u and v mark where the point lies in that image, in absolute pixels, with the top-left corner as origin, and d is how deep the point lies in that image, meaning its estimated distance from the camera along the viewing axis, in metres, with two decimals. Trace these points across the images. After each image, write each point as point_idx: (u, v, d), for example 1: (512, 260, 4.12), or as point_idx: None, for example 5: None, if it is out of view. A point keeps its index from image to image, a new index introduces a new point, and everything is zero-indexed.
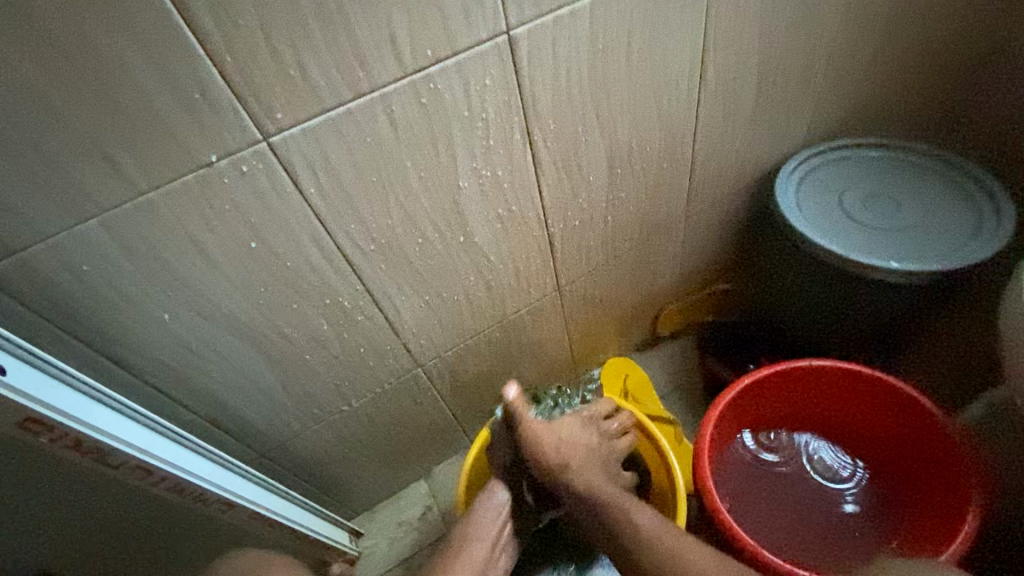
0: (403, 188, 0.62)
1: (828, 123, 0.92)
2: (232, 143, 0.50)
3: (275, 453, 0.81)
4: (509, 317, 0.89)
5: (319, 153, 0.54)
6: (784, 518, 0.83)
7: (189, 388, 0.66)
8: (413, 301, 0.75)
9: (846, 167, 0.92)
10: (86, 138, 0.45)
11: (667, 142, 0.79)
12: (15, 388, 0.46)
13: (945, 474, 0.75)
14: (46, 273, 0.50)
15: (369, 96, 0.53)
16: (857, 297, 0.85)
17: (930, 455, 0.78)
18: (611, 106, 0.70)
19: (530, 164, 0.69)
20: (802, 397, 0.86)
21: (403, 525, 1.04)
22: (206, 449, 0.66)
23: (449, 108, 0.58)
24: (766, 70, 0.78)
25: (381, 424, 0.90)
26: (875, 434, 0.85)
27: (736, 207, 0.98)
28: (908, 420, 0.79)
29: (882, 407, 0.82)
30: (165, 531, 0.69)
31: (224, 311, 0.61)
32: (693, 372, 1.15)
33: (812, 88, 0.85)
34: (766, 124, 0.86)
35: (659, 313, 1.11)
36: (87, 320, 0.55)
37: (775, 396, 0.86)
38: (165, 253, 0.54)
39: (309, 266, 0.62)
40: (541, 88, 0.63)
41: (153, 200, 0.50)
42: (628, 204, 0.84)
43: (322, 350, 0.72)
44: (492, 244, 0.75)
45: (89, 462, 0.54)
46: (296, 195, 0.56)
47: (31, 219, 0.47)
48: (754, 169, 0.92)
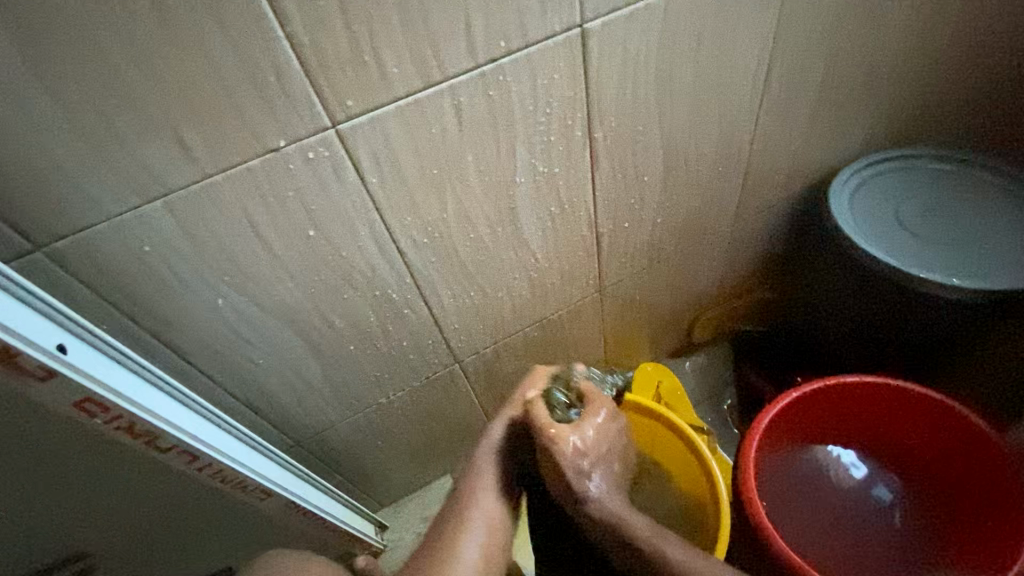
0: (461, 181, 0.60)
1: (886, 133, 0.89)
2: (300, 129, 0.49)
3: (309, 443, 0.81)
4: (549, 317, 0.87)
5: (383, 142, 0.53)
6: (826, 535, 0.81)
7: (234, 375, 0.66)
8: (458, 296, 0.74)
9: (902, 178, 0.89)
10: (160, 119, 0.44)
11: (724, 145, 0.77)
12: (76, 368, 0.46)
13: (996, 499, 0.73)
14: (107, 252, 0.49)
15: (438, 86, 0.52)
16: (910, 314, 0.82)
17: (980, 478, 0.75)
18: (673, 106, 0.68)
19: (587, 161, 0.67)
20: (851, 411, 0.84)
21: (428, 520, 1.03)
22: (249, 437, 0.65)
23: (514, 101, 0.57)
24: (831, 74, 0.76)
25: (413, 418, 0.89)
26: (921, 455, 0.83)
27: (785, 215, 0.95)
28: (959, 442, 0.77)
29: (932, 428, 0.80)
30: (202, 516, 0.68)
31: (275, 299, 0.60)
32: (726, 381, 1.13)
33: (875, 96, 0.82)
34: (824, 131, 0.83)
35: (695, 319, 1.09)
36: (143, 302, 0.54)
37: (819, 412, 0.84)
38: (225, 238, 0.53)
39: (362, 257, 0.61)
40: (607, 85, 0.61)
41: (217, 183, 0.49)
42: (678, 208, 0.82)
43: (365, 342, 0.71)
44: (542, 242, 0.74)
45: (139, 445, 0.53)
46: (357, 184, 0.55)
47: (97, 197, 0.46)
48: (807, 177, 0.90)
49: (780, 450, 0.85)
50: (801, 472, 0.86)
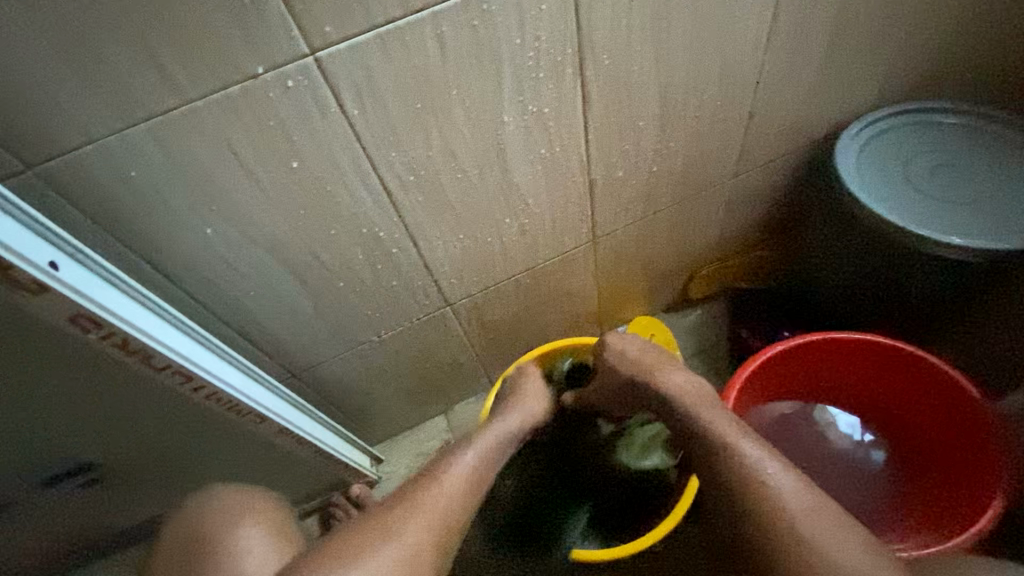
0: (445, 117, 0.60)
1: (903, 83, 0.84)
2: (278, 56, 0.48)
3: (304, 375, 0.84)
4: (541, 265, 0.88)
5: (364, 73, 0.52)
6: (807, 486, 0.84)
7: (226, 305, 0.68)
8: (446, 237, 0.74)
9: (916, 132, 0.85)
10: (136, 39, 0.44)
11: (726, 89, 0.74)
12: (67, 283, 0.48)
13: (974, 460, 0.74)
14: (95, 174, 0.51)
15: (419, 14, 0.50)
16: (908, 275, 0.81)
17: (962, 440, 0.76)
18: (671, 46, 0.65)
19: (578, 101, 0.66)
20: (833, 366, 0.84)
21: (422, 456, 1.08)
22: (242, 364, 0.69)
23: (500, 33, 0.55)
24: (846, 15, 0.71)
25: (406, 358, 0.92)
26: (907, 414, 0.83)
27: (789, 169, 0.93)
28: (947, 406, 0.77)
29: (922, 391, 0.80)
30: (201, 434, 0.73)
31: (263, 231, 0.62)
32: (720, 337, 1.13)
33: (895, 40, 0.77)
34: (836, 78, 0.80)
35: (693, 275, 1.08)
36: (134, 228, 0.56)
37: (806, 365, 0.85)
38: (209, 166, 0.54)
39: (348, 192, 0.62)
40: (599, 20, 0.59)
41: (198, 109, 0.49)
42: (675, 155, 0.80)
43: (354, 279, 0.73)
44: (532, 185, 0.73)
45: (134, 363, 0.57)
46: (339, 116, 0.55)
47: (81, 120, 0.47)
48: (814, 128, 0.86)
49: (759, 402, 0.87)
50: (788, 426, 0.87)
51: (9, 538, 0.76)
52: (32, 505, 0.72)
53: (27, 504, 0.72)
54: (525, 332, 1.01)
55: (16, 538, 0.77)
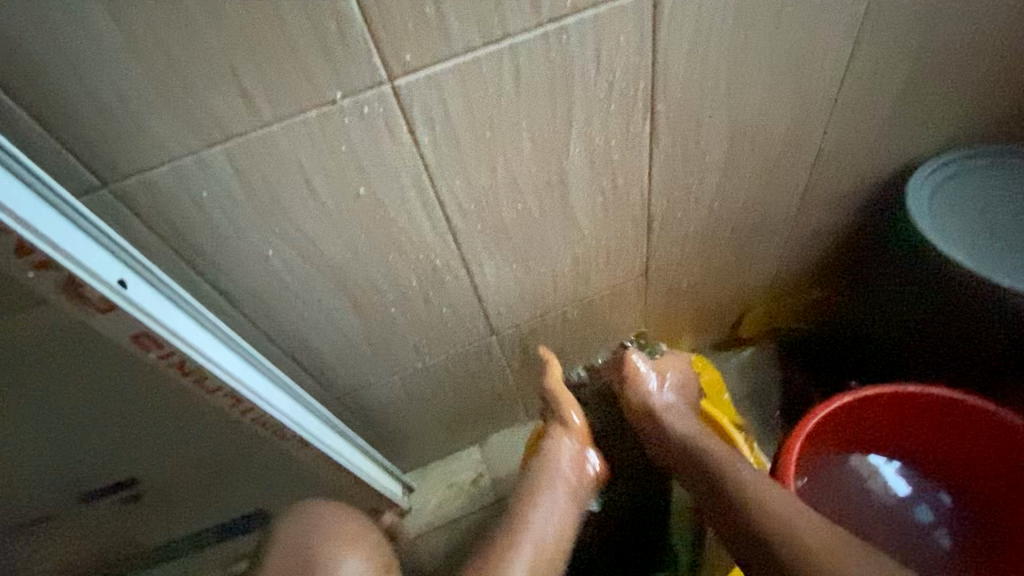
0: (513, 148, 0.59)
1: (977, 126, 0.81)
2: (356, 82, 0.48)
3: (344, 399, 0.83)
4: (590, 297, 0.86)
5: (438, 102, 0.52)
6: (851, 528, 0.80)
7: (277, 326, 0.67)
8: (500, 267, 0.73)
9: (996, 178, 0.81)
10: (224, 64, 0.44)
11: (796, 127, 0.71)
12: (133, 301, 0.48)
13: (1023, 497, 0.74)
14: (169, 195, 0.51)
15: (498, 44, 0.50)
16: (983, 334, 0.76)
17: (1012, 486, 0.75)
18: (743, 83, 0.63)
19: (646, 134, 0.64)
20: (880, 416, 0.80)
21: (454, 487, 1.05)
22: (290, 388, 0.68)
23: (575, 65, 0.54)
24: (927, 53, 0.69)
25: (446, 386, 0.90)
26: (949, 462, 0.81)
27: (856, 209, 0.89)
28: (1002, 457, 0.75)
29: (970, 436, 0.77)
30: (244, 455, 0.72)
31: (323, 254, 0.61)
32: (769, 379, 1.08)
33: (974, 80, 0.74)
34: (910, 119, 0.77)
35: (744, 313, 1.04)
36: (196, 246, 0.56)
37: (857, 423, 0.81)
38: (278, 189, 0.53)
39: (409, 217, 0.61)
40: (675, 54, 0.57)
41: (276, 133, 0.49)
42: (738, 191, 0.78)
43: (405, 305, 0.72)
44: (591, 217, 0.71)
45: (190, 383, 0.56)
46: (409, 143, 0.54)
47: (160, 139, 0.47)
48: (884, 169, 0.83)
49: (837, 454, 0.83)
50: (828, 476, 0.82)
51: (45, 548, 0.75)
52: (71, 518, 0.71)
53: (66, 516, 0.70)
54: (568, 364, 0.98)
55: (50, 550, 0.75)
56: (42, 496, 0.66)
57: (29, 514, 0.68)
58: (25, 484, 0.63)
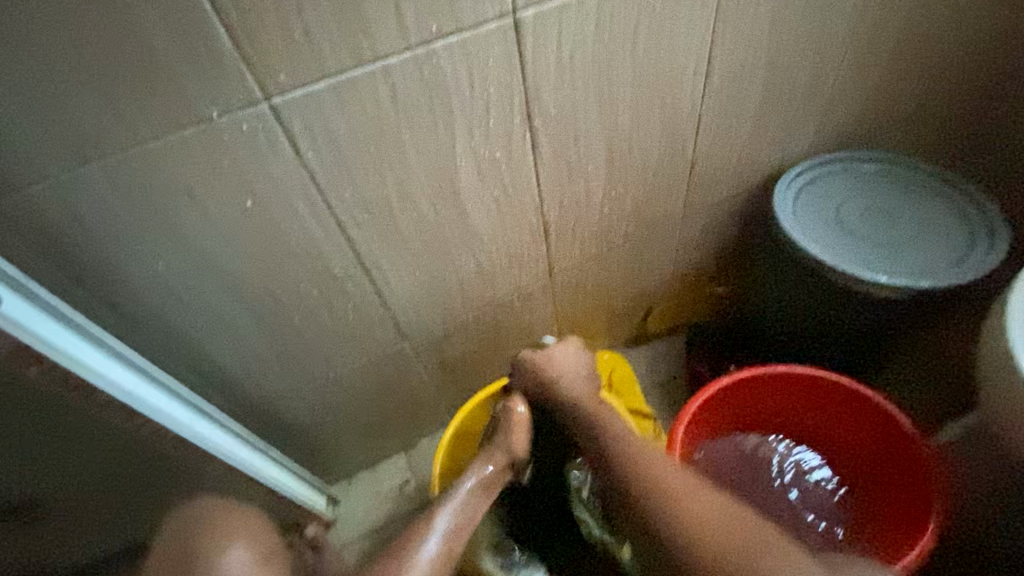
0: (400, 160, 0.63)
1: (829, 136, 0.93)
2: (232, 101, 0.51)
3: (256, 412, 0.83)
4: (498, 300, 0.90)
5: (318, 119, 0.55)
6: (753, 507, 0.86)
7: (176, 339, 0.68)
8: (403, 273, 0.76)
9: (844, 179, 0.92)
10: (96, 84, 0.46)
11: (669, 137, 0.79)
12: (6, 316, 0.48)
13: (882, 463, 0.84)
14: (45, 212, 0.52)
15: (371, 65, 0.54)
16: (840, 315, 0.87)
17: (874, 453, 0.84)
18: (612, 99, 0.70)
19: (528, 147, 0.70)
20: (761, 397, 0.88)
21: (379, 496, 1.06)
22: (191, 400, 0.68)
23: (450, 85, 0.59)
24: (773, 71, 0.78)
25: (363, 394, 0.92)
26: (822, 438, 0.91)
27: (736, 211, 0.99)
28: (862, 423, 0.84)
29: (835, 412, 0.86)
30: (145, 472, 0.71)
31: (216, 266, 0.62)
32: (678, 372, 1.16)
33: (818, 95, 0.85)
34: (770, 130, 0.86)
35: (649, 311, 1.12)
36: (80, 261, 0.56)
37: (742, 403, 0.89)
38: (163, 204, 0.55)
39: (302, 229, 0.64)
40: (544, 74, 0.63)
41: (155, 149, 0.51)
42: (625, 197, 0.85)
43: (309, 314, 0.74)
44: (487, 223, 0.76)
45: (76, 399, 0.56)
46: (293, 157, 0.57)
47: (30, 156, 0.48)
48: (754, 174, 0.93)
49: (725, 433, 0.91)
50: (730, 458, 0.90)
51: None
52: None
53: None
54: (484, 368, 1.02)
55: None
56: None
57: None
58: None
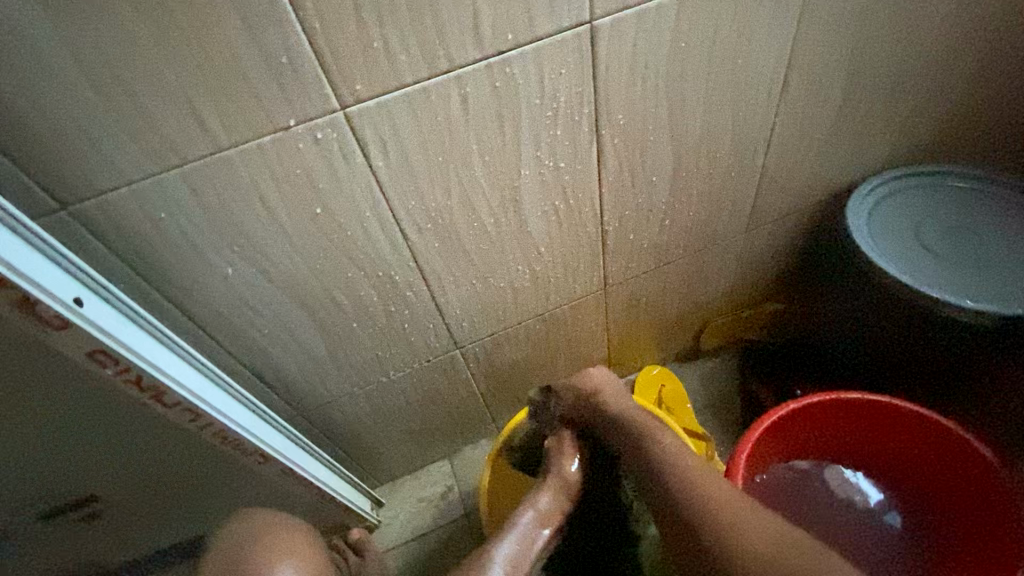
0: (466, 170, 0.62)
1: (908, 149, 0.87)
2: (309, 110, 0.51)
3: (310, 415, 0.84)
4: (551, 312, 0.89)
5: (390, 128, 0.55)
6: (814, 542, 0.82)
7: (240, 342, 0.69)
8: (461, 283, 0.75)
9: (926, 195, 0.87)
10: (182, 93, 0.47)
11: (739, 148, 0.76)
12: (90, 319, 0.49)
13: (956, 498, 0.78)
14: (128, 218, 0.53)
15: (445, 75, 0.53)
16: (920, 343, 0.81)
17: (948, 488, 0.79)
18: (683, 109, 0.67)
19: (594, 157, 0.68)
20: (824, 425, 0.84)
21: (423, 502, 1.06)
22: (251, 402, 0.69)
23: (520, 94, 0.58)
24: (854, 81, 0.74)
25: (412, 400, 0.92)
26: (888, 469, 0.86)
27: (802, 226, 0.94)
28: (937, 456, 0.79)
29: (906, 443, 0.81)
30: (204, 470, 0.72)
31: (282, 272, 0.63)
32: (731, 390, 1.12)
33: (900, 106, 0.80)
34: (846, 141, 0.82)
35: (703, 327, 1.08)
36: (156, 265, 0.57)
37: (804, 431, 0.84)
38: (237, 210, 0.56)
39: (366, 237, 0.64)
40: (615, 85, 0.61)
41: (233, 157, 0.52)
42: (688, 209, 0.82)
43: (367, 320, 0.74)
44: (547, 233, 0.75)
45: (148, 399, 0.57)
46: (363, 166, 0.57)
47: (117, 162, 0.49)
48: (825, 188, 0.88)
49: (785, 462, 0.86)
50: (787, 488, 0.86)
51: None
52: (29, 538, 0.71)
53: (20, 536, 0.70)
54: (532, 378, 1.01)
55: None
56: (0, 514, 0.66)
57: None
58: None
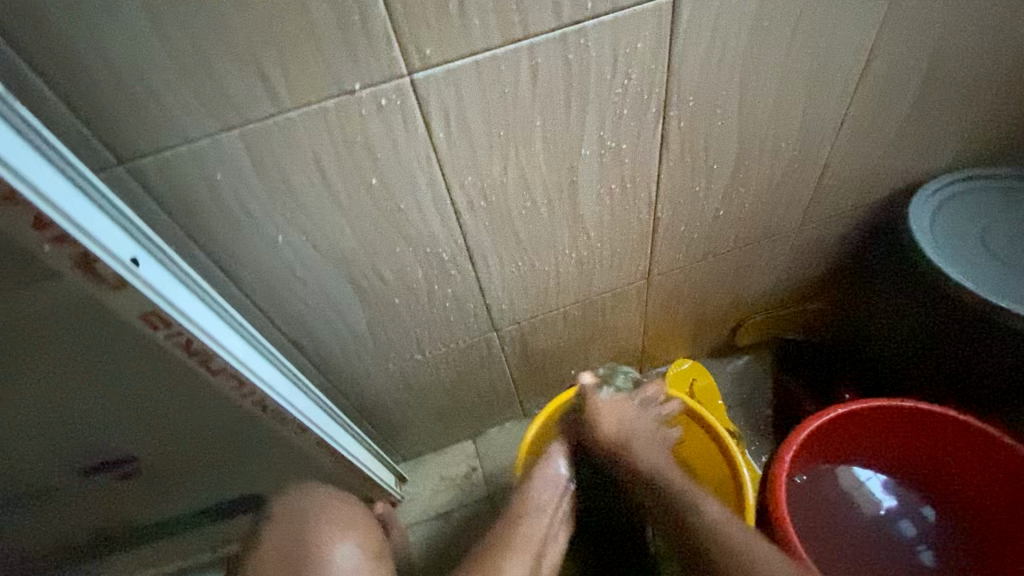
0: (526, 147, 0.59)
1: (980, 148, 0.82)
2: (376, 75, 0.49)
3: (343, 387, 0.83)
4: (592, 299, 0.86)
5: (455, 98, 0.52)
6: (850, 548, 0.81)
7: (283, 311, 0.68)
8: (506, 264, 0.73)
9: (995, 197, 0.82)
10: (249, 49, 0.44)
11: (805, 140, 0.72)
12: (145, 280, 0.48)
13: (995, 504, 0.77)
14: (184, 177, 0.51)
15: (518, 45, 0.50)
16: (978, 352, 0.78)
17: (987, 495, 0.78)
18: (755, 94, 0.64)
19: (657, 141, 0.65)
20: (866, 431, 0.82)
21: (447, 480, 1.06)
22: (291, 372, 0.68)
23: (592, 69, 0.55)
24: (937, 73, 0.69)
25: (445, 379, 0.91)
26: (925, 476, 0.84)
27: (857, 225, 0.90)
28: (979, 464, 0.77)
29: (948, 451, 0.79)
30: (241, 437, 0.72)
31: (331, 242, 0.61)
32: (763, 388, 1.10)
33: (980, 103, 0.75)
34: (917, 138, 0.77)
35: (741, 322, 1.05)
36: (208, 227, 0.56)
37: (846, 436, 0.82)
38: (292, 176, 0.54)
39: (418, 211, 0.62)
40: (689, 65, 0.58)
41: (294, 120, 0.50)
42: (743, 200, 0.78)
43: (410, 297, 0.72)
44: (598, 218, 0.72)
45: (195, 364, 0.57)
46: (424, 137, 0.55)
47: (177, 118, 0.47)
48: (888, 186, 0.84)
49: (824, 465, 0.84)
50: (822, 493, 0.84)
51: (35, 521, 0.75)
52: (66, 492, 0.72)
53: (58, 489, 0.70)
54: (564, 364, 0.99)
55: (40, 522, 0.75)
56: (41, 468, 0.66)
57: (26, 487, 0.68)
58: (25, 456, 0.64)
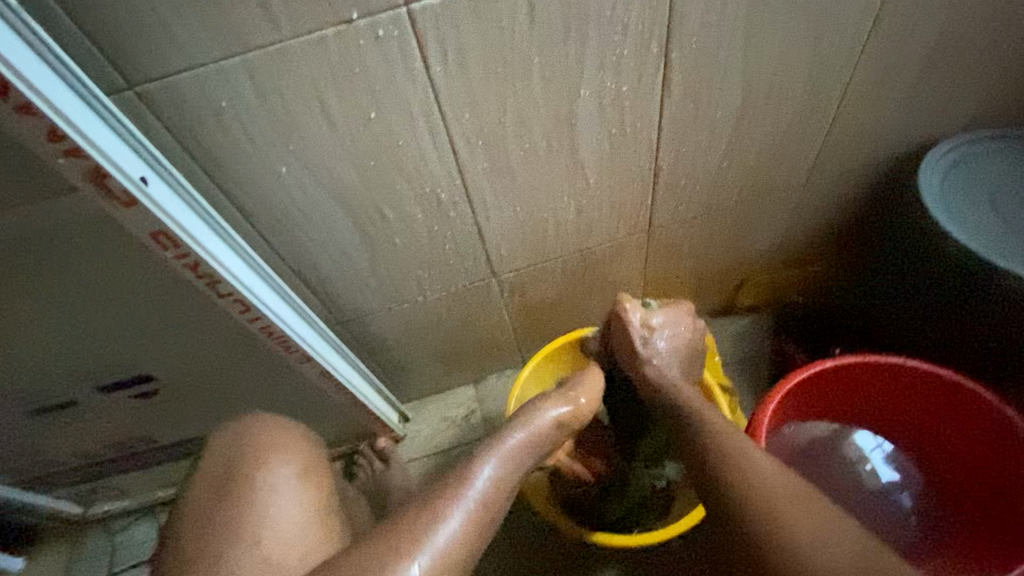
0: (523, 85, 0.60)
1: (1001, 106, 0.80)
2: (373, 3, 0.49)
3: (347, 324, 0.87)
4: (591, 248, 0.88)
5: (452, 31, 0.53)
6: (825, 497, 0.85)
7: (287, 244, 0.71)
8: (505, 207, 0.75)
9: (1009, 159, 0.80)
10: None
11: (814, 90, 0.71)
12: (154, 199, 0.51)
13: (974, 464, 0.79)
14: (190, 103, 0.53)
15: None
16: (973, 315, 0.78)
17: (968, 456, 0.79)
18: (762, 38, 0.63)
19: (658, 84, 0.65)
20: (855, 387, 0.83)
21: (446, 421, 1.10)
22: (296, 304, 0.72)
23: (591, 4, 0.54)
24: (957, 20, 0.67)
25: (445, 322, 0.94)
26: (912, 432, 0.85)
27: (866, 184, 0.89)
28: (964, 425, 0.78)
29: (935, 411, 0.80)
30: (249, 363, 0.76)
31: (332, 176, 0.63)
32: (762, 347, 1.11)
33: (1003, 56, 0.72)
34: (933, 92, 0.75)
35: (743, 281, 1.06)
36: (214, 156, 0.58)
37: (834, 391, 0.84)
38: (294, 106, 0.56)
39: (417, 148, 0.63)
40: (692, 4, 0.57)
41: (293, 48, 0.51)
42: (747, 152, 0.78)
43: (410, 236, 0.74)
44: (598, 163, 0.73)
45: (202, 286, 0.60)
46: (421, 71, 0.56)
47: (182, 43, 0.49)
48: (900, 142, 0.82)
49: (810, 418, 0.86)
50: (807, 445, 0.86)
51: (64, 430, 0.82)
52: (90, 405, 0.78)
53: (82, 402, 0.76)
54: (563, 314, 1.01)
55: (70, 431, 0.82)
56: (67, 380, 0.72)
57: (54, 398, 0.74)
58: (51, 368, 0.69)
